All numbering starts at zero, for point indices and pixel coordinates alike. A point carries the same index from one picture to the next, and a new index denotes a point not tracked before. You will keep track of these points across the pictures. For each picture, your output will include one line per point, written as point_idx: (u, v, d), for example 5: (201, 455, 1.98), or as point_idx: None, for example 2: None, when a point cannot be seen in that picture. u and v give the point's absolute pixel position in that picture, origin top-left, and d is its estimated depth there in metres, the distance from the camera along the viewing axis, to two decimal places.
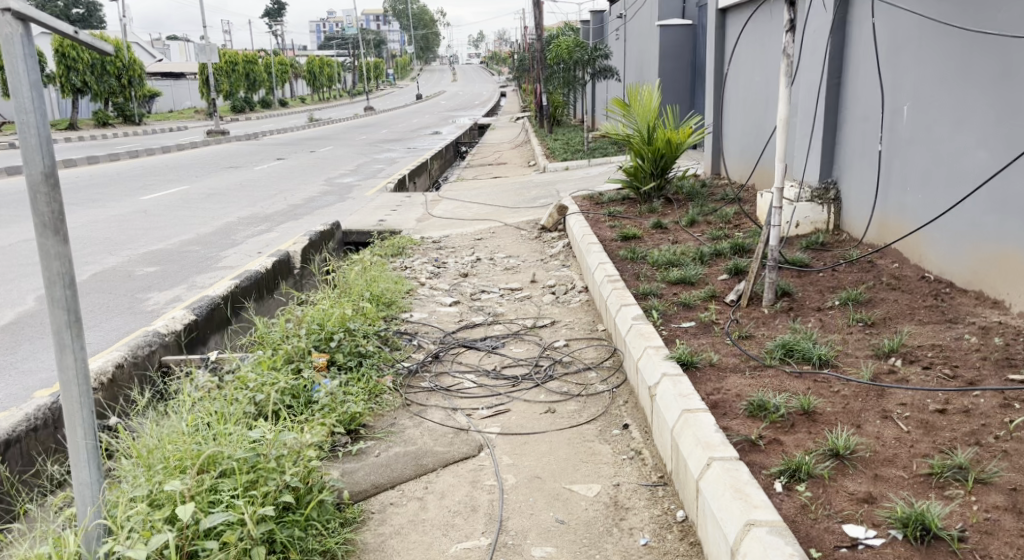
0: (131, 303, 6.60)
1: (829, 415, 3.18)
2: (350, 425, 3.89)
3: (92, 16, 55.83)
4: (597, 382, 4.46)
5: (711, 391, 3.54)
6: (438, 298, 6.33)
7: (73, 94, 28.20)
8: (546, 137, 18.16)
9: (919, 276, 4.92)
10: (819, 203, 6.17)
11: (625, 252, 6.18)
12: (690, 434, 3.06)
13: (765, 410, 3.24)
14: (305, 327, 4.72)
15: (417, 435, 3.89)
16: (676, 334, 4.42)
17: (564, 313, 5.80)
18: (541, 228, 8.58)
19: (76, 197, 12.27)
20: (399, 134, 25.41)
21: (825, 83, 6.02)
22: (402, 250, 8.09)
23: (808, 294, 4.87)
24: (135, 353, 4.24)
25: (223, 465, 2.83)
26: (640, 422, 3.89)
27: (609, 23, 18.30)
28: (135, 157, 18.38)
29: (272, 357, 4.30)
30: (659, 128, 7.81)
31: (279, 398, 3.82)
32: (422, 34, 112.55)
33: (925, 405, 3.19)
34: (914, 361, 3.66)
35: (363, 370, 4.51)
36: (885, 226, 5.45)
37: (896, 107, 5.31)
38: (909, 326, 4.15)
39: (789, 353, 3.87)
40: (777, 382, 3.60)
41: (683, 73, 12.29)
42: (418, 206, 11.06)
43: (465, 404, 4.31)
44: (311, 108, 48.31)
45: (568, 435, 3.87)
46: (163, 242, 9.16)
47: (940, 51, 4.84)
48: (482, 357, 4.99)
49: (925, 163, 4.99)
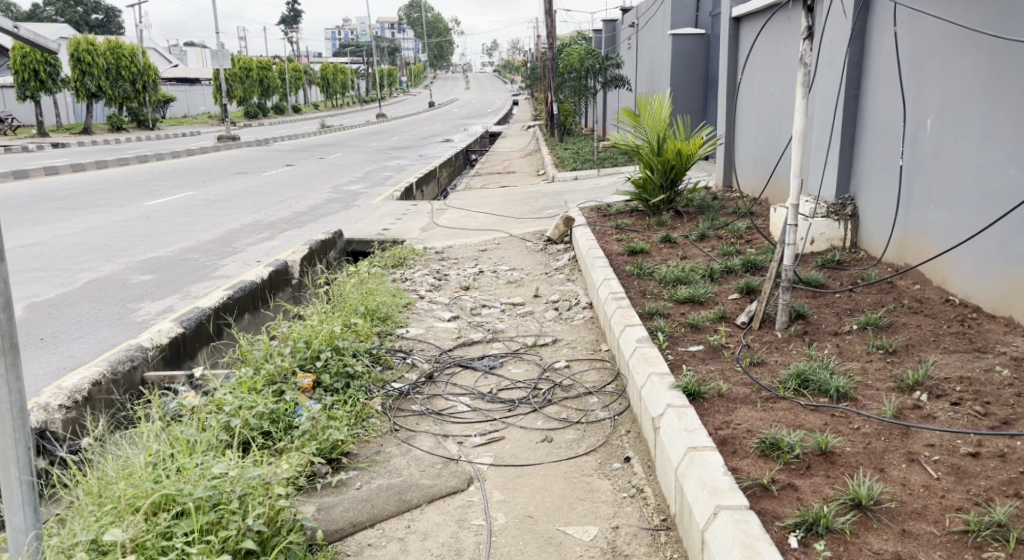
0: (122, 313, 6.38)
1: (849, 457, 2.90)
2: (331, 454, 3.61)
3: (111, 21, 56.06)
4: (598, 408, 4.19)
5: (719, 426, 3.26)
6: (437, 312, 6.08)
7: (88, 99, 28.16)
8: (557, 146, 17.86)
9: (943, 299, 4.63)
10: (835, 220, 5.88)
11: (632, 267, 5.92)
12: (696, 475, 2.79)
13: (778, 449, 2.97)
14: (291, 345, 4.46)
15: (403, 465, 3.63)
16: (683, 358, 4.15)
17: (567, 332, 5.54)
18: (547, 240, 8.32)
19: (79, 201, 12.09)
20: (411, 141, 25.18)
21: (844, 94, 5.73)
22: (403, 261, 7.86)
23: (824, 317, 4.59)
24: (113, 369, 4.01)
25: (183, 505, 2.58)
26: (643, 455, 3.61)
27: (621, 33, 18.03)
28: (143, 162, 18.19)
29: (253, 377, 4.05)
30: (669, 139, 7.56)
31: (255, 425, 3.55)
32: (435, 41, 112.60)
33: (955, 448, 2.91)
34: (942, 397, 3.39)
35: (350, 392, 4.24)
36: (905, 246, 5.17)
37: (919, 119, 5.03)
38: (934, 355, 3.87)
39: (804, 384, 3.60)
40: (792, 416, 3.32)
41: (695, 84, 12.02)
42: (423, 216, 10.81)
43: (458, 430, 4.04)
44: (323, 114, 48.20)
45: (565, 467, 3.60)
46: (162, 249, 8.95)
47: (967, 62, 4.56)
48: (478, 378, 4.72)
49: (950, 180, 4.72)
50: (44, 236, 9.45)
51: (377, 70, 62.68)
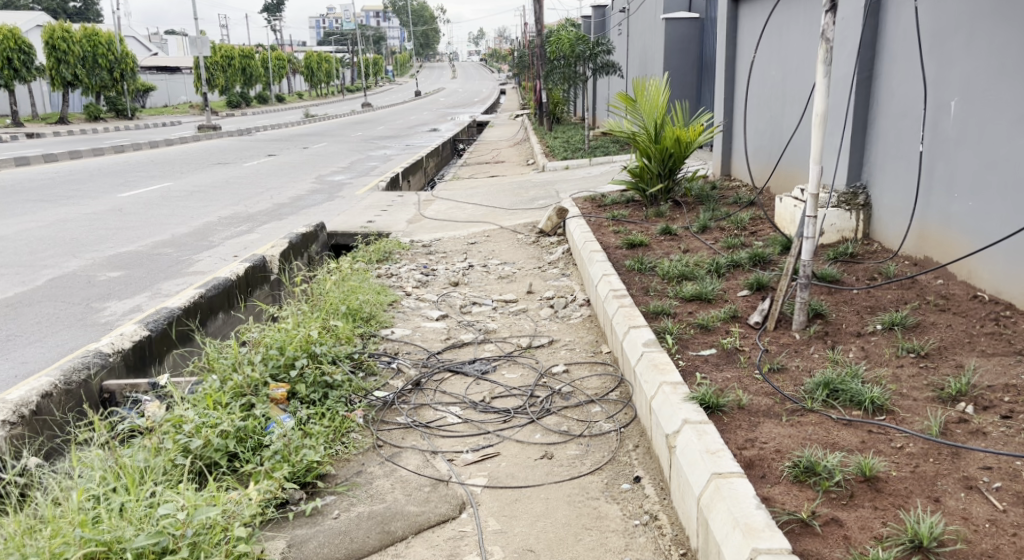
0: (86, 313, 5.95)
1: (897, 485, 2.56)
2: (305, 478, 3.20)
3: (91, 10, 54.99)
4: (602, 419, 3.82)
5: (742, 445, 2.90)
6: (424, 311, 5.68)
7: (64, 88, 27.40)
8: (547, 135, 17.42)
9: (970, 294, 4.28)
10: (846, 209, 5.51)
11: (632, 261, 5.54)
12: (723, 509, 2.45)
13: (815, 474, 2.63)
14: (263, 351, 4.04)
15: (386, 488, 3.25)
16: (695, 364, 3.77)
17: (563, 331, 5.17)
18: (540, 232, 7.92)
19: (49, 193, 11.60)
20: (396, 131, 24.67)
21: (857, 76, 5.34)
22: (388, 255, 7.45)
23: (845, 315, 4.23)
24: (66, 379, 3.63)
25: (123, 553, 2.28)
26: (654, 474, 3.24)
27: (612, 18, 17.57)
28: (120, 152, 17.65)
29: (219, 389, 3.63)
30: (667, 126, 7.17)
31: (218, 445, 3.15)
32: (420, 30, 111.52)
33: (1017, 472, 2.58)
34: (989, 408, 3.04)
35: (329, 404, 3.85)
36: (925, 239, 4.82)
37: (942, 101, 4.65)
38: (972, 360, 3.52)
39: (832, 394, 3.23)
40: (824, 432, 2.96)
41: (690, 69, 11.64)
42: (410, 207, 10.40)
43: (448, 445, 3.66)
44: (308, 104, 47.52)
45: (567, 489, 3.22)
46: (134, 244, 8.49)
47: (997, 38, 4.19)
48: (469, 385, 4.32)
49: (976, 167, 4.36)
50: (8, 230, 8.98)
51: (361, 59, 61.71)
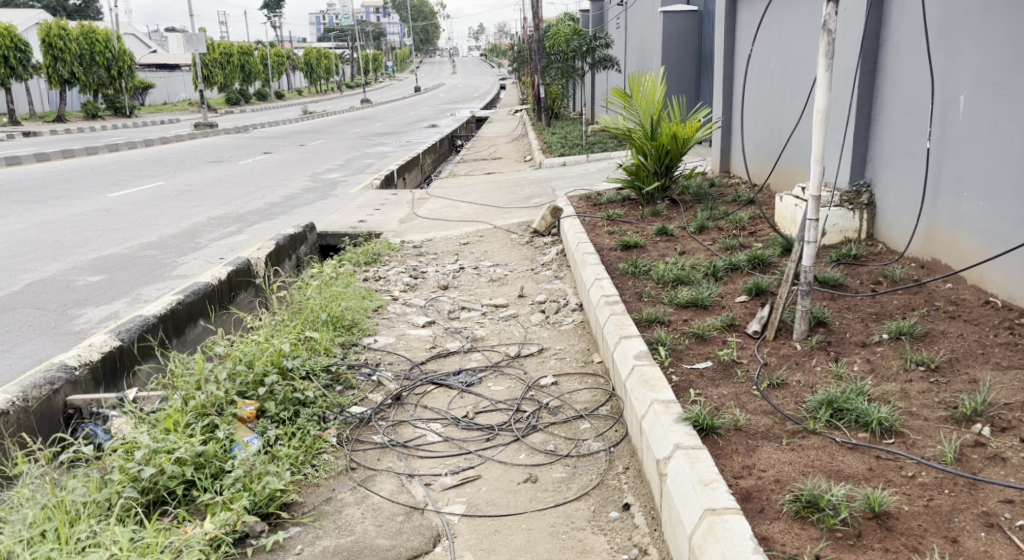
0: (60, 321, 5.72)
1: (910, 523, 2.35)
2: (267, 508, 2.97)
3: (89, 7, 54.76)
4: (591, 437, 3.58)
5: (738, 474, 2.67)
6: (410, 318, 5.44)
7: (61, 86, 27.12)
8: (545, 131, 17.16)
9: (982, 300, 4.04)
10: (849, 209, 5.25)
11: (626, 264, 5.29)
12: (716, 553, 2.23)
13: (818, 509, 2.42)
14: (231, 366, 3.81)
15: (356, 518, 3.02)
16: (689, 379, 3.53)
17: (554, 339, 4.92)
18: (534, 232, 7.67)
19: (37, 193, 11.35)
20: (394, 128, 24.39)
21: (860, 70, 5.08)
22: (377, 258, 7.20)
23: (848, 324, 3.98)
24: (26, 396, 3.42)
25: None
26: (644, 500, 3.01)
27: (610, 13, 17.31)
28: (115, 151, 17.42)
29: (181, 408, 3.40)
30: (664, 122, 6.91)
31: (174, 472, 2.93)
32: (419, 25, 111.23)
33: None
34: (1008, 430, 2.80)
35: (300, 423, 3.61)
36: (933, 240, 4.57)
37: (952, 95, 4.38)
38: (987, 373, 3.28)
39: (837, 414, 2.99)
40: (827, 457, 2.73)
41: (688, 63, 11.38)
42: (403, 206, 10.15)
43: (426, 467, 3.42)
44: (307, 101, 47.23)
45: (552, 518, 2.99)
46: (118, 246, 8.24)
47: (1010, 29, 3.93)
48: (452, 399, 4.08)
49: (987, 166, 4.11)
50: None
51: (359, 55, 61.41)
